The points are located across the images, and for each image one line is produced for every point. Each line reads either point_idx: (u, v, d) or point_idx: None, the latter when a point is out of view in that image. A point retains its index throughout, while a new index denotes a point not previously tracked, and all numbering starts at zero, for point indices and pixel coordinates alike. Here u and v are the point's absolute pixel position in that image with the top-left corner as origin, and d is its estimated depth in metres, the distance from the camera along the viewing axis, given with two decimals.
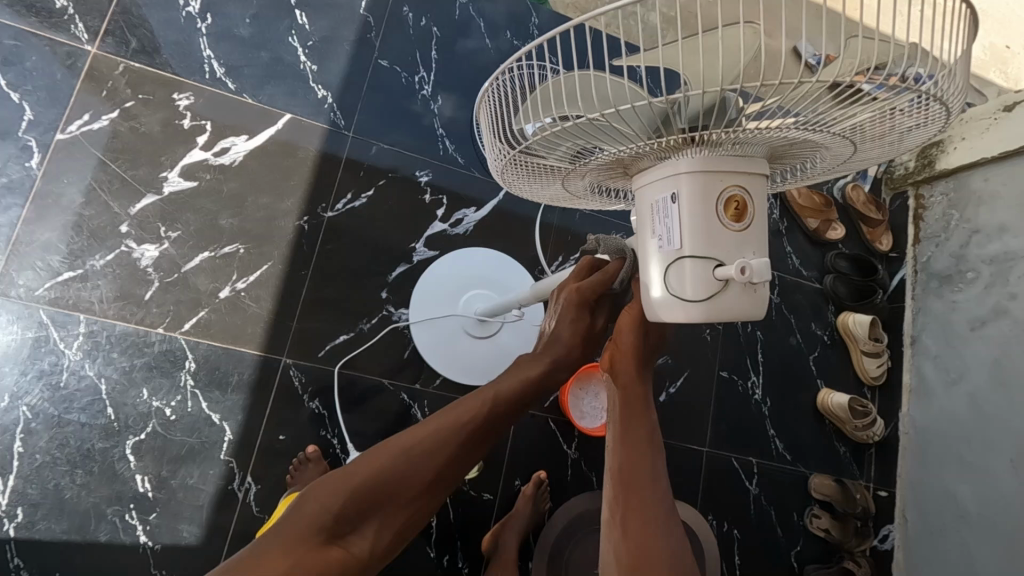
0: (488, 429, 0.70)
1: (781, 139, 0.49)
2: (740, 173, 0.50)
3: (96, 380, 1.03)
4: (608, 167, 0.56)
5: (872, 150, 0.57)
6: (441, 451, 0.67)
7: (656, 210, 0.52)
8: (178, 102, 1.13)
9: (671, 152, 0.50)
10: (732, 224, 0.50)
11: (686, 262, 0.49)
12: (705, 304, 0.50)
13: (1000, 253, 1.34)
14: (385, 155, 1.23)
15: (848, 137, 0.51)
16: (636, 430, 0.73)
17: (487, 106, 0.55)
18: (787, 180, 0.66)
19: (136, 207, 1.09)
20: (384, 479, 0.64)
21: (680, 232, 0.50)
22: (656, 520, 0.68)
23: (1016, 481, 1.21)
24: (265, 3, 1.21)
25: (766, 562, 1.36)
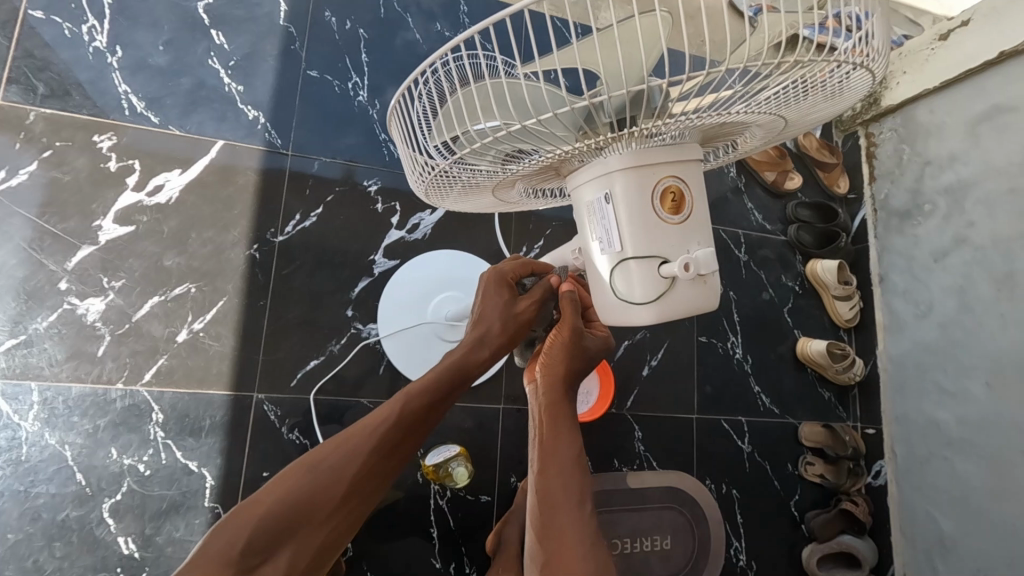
0: (408, 428, 0.73)
1: (708, 124, 0.49)
2: (672, 164, 0.49)
3: (60, 447, 0.98)
4: (537, 172, 0.55)
5: (804, 119, 0.57)
6: (358, 457, 0.69)
7: (593, 211, 0.52)
8: (100, 144, 1.07)
9: (600, 151, 0.49)
10: (671, 217, 0.50)
11: (630, 263, 0.50)
12: (654, 304, 0.50)
13: (953, 182, 1.36)
14: (329, 169, 1.19)
15: (775, 112, 0.51)
16: (559, 448, 0.79)
17: (402, 122, 0.53)
18: (725, 155, 0.65)
19: (73, 261, 1.03)
20: (299, 501, 0.64)
21: (619, 233, 0.50)
22: (580, 547, 0.71)
23: (994, 401, 1.25)
24: (177, 26, 1.15)
25: (767, 516, 1.38)
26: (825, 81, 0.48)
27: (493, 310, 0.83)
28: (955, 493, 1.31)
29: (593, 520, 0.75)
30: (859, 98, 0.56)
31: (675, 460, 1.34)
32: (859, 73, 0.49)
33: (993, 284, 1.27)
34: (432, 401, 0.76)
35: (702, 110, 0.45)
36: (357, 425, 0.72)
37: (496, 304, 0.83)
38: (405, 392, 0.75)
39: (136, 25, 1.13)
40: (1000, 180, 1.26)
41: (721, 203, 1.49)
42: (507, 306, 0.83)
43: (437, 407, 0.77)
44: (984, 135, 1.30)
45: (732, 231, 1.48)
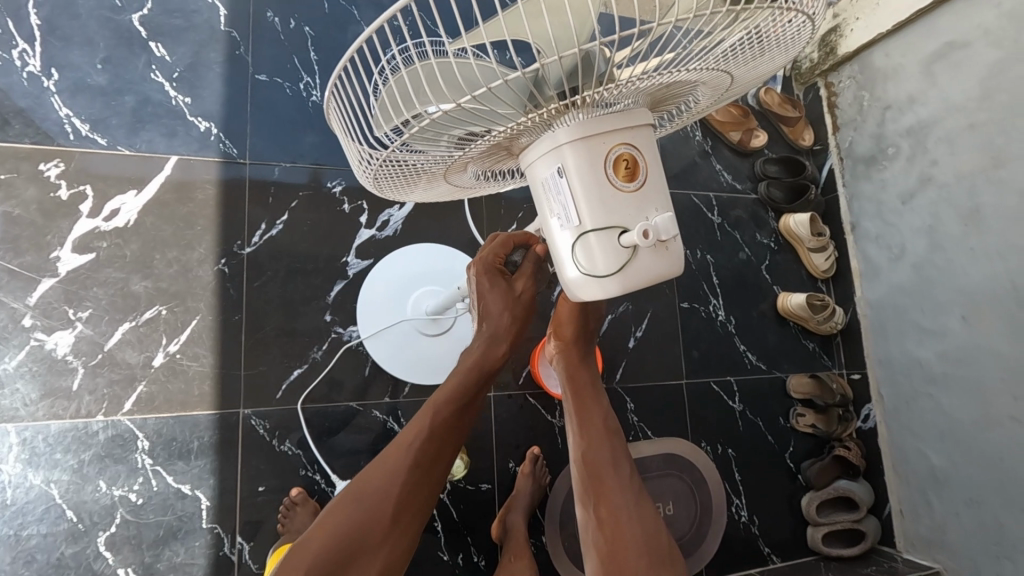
0: (438, 444, 0.74)
1: (654, 87, 0.48)
2: (623, 131, 0.49)
3: (46, 486, 0.96)
4: (489, 153, 0.55)
5: (751, 74, 0.57)
6: (393, 486, 0.70)
7: (548, 187, 0.51)
8: (48, 173, 1.03)
9: (549, 124, 0.48)
10: (626, 184, 0.49)
11: (589, 236, 0.49)
12: (617, 276, 0.49)
13: (914, 124, 1.38)
14: (290, 174, 1.16)
15: (722, 69, 0.51)
16: (592, 412, 0.83)
17: (339, 114, 0.52)
18: (678, 117, 0.65)
19: (34, 296, 1.00)
20: (346, 539, 0.68)
21: (576, 207, 0.49)
22: (626, 509, 0.76)
23: (971, 334, 1.28)
24: (113, 42, 1.10)
25: (765, 470, 1.40)
26: (767, 31, 0.47)
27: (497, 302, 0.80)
28: (942, 427, 1.34)
29: (634, 479, 0.80)
30: (802, 47, 0.55)
31: (669, 427, 1.35)
32: (799, 23, 0.49)
33: (961, 220, 1.29)
34: (458, 409, 0.76)
35: (647, 72, 0.44)
36: (387, 451, 0.74)
37: (495, 296, 0.80)
38: (429, 406, 0.75)
39: (69, 44, 1.08)
40: (959, 117, 1.28)
41: (689, 168, 1.49)
42: (507, 294, 0.81)
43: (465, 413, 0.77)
44: (939, 74, 1.31)
45: (703, 195, 1.49)
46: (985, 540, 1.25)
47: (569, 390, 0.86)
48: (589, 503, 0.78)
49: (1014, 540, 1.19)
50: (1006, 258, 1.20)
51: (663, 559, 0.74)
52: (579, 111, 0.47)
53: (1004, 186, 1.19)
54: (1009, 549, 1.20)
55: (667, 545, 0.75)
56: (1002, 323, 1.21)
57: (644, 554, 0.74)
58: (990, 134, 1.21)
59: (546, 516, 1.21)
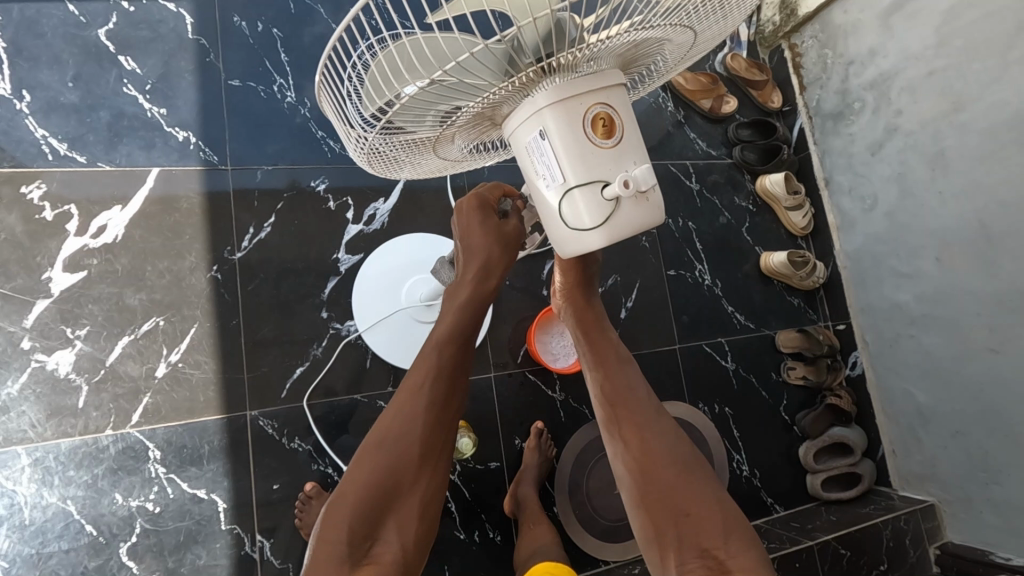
0: (445, 381, 0.75)
1: (624, 47, 0.51)
2: (598, 91, 0.52)
3: (62, 504, 0.97)
4: (473, 125, 0.57)
5: (712, 31, 0.59)
6: (411, 431, 0.72)
7: (532, 151, 0.53)
8: (30, 195, 1.03)
9: (527, 91, 0.51)
10: (605, 141, 0.52)
11: (574, 193, 0.52)
12: (603, 228, 0.52)
13: (876, 77, 1.42)
14: (273, 177, 1.17)
15: (687, 27, 0.54)
16: (603, 346, 0.87)
17: (328, 98, 0.53)
18: (648, 78, 0.67)
19: (30, 318, 1.00)
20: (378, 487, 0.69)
21: (561, 166, 0.51)
22: (650, 424, 0.78)
23: (945, 274, 1.33)
24: (81, 57, 1.10)
25: (762, 422, 1.45)
26: None
27: (482, 241, 0.79)
28: (925, 365, 1.39)
29: (651, 398, 0.81)
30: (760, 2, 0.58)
31: (666, 390, 1.39)
32: None
33: (927, 164, 1.33)
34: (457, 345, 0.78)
35: (616, 32, 0.46)
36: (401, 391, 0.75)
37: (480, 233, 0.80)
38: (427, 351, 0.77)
39: (37, 64, 1.07)
40: (919, 66, 1.32)
41: (665, 139, 1.52)
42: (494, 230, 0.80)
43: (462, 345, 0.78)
44: (896, 25, 1.35)
45: (680, 164, 1.52)
46: (973, 468, 1.30)
47: (580, 332, 0.91)
48: (613, 429, 0.80)
49: (1000, 465, 1.25)
50: (973, 197, 1.25)
51: (691, 466, 0.75)
52: (554, 76, 0.50)
53: (967, 128, 1.24)
54: (996, 474, 1.26)
55: (696, 454, 0.76)
56: (973, 260, 1.27)
57: (673, 462, 0.75)
58: (950, 79, 1.26)
59: (555, 487, 1.25)
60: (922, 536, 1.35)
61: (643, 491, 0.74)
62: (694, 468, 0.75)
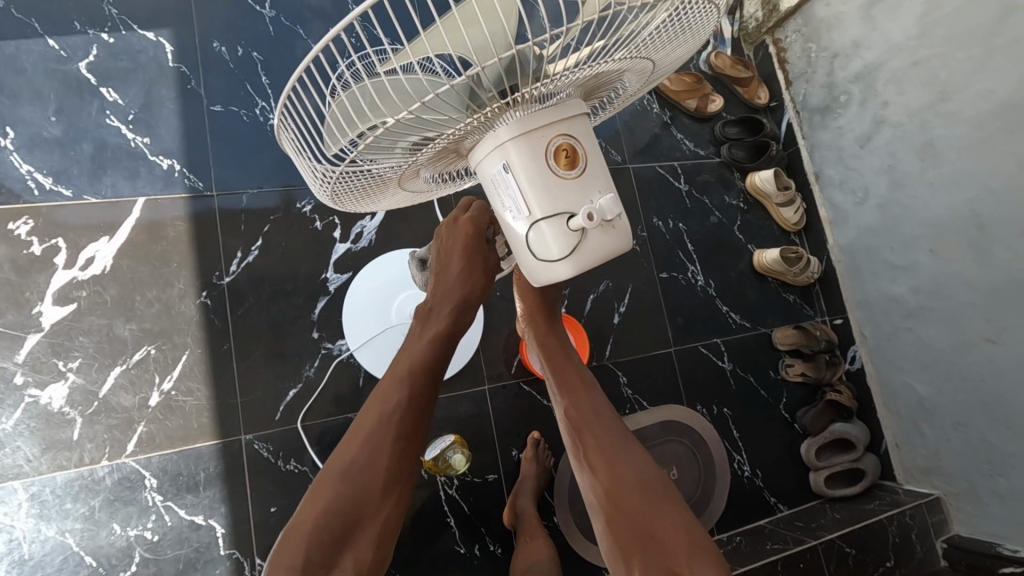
0: (411, 406, 0.75)
1: (583, 78, 0.51)
2: (560, 123, 0.52)
3: (60, 537, 0.97)
4: (437, 157, 0.57)
5: (672, 58, 0.60)
6: (375, 454, 0.72)
7: (497, 184, 0.53)
8: (17, 231, 1.04)
9: (489, 125, 0.51)
10: (568, 172, 0.52)
11: (541, 224, 0.52)
12: (570, 259, 0.52)
13: (861, 69, 1.41)
14: (258, 200, 1.17)
15: (645, 56, 0.54)
16: (569, 372, 0.88)
17: (290, 137, 0.52)
18: (613, 104, 0.68)
19: (21, 354, 1.01)
20: (343, 516, 0.68)
21: (527, 199, 0.51)
22: (617, 451, 0.78)
23: (940, 264, 1.31)
24: (62, 91, 1.11)
25: (762, 422, 1.44)
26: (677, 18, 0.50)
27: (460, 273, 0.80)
28: (924, 357, 1.38)
29: (617, 423, 0.82)
30: (716, 28, 0.58)
31: (663, 394, 1.38)
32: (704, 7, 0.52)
33: (916, 155, 1.32)
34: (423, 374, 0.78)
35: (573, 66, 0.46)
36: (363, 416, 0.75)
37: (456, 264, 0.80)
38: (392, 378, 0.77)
39: (19, 101, 1.08)
40: (903, 57, 1.31)
41: (652, 141, 1.52)
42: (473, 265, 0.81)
43: (437, 368, 0.79)
44: (879, 17, 1.35)
45: (667, 165, 1.52)
46: (977, 459, 1.29)
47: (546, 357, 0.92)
48: (581, 455, 0.80)
49: (1003, 456, 1.23)
50: (963, 186, 1.24)
51: (659, 493, 0.74)
52: (516, 109, 0.50)
53: (953, 117, 1.23)
54: (1000, 465, 1.24)
55: (663, 479, 0.76)
56: (966, 251, 1.25)
57: (639, 488, 0.74)
58: (934, 69, 1.25)
59: (555, 497, 1.24)
60: (928, 527, 1.33)
61: (611, 518, 0.74)
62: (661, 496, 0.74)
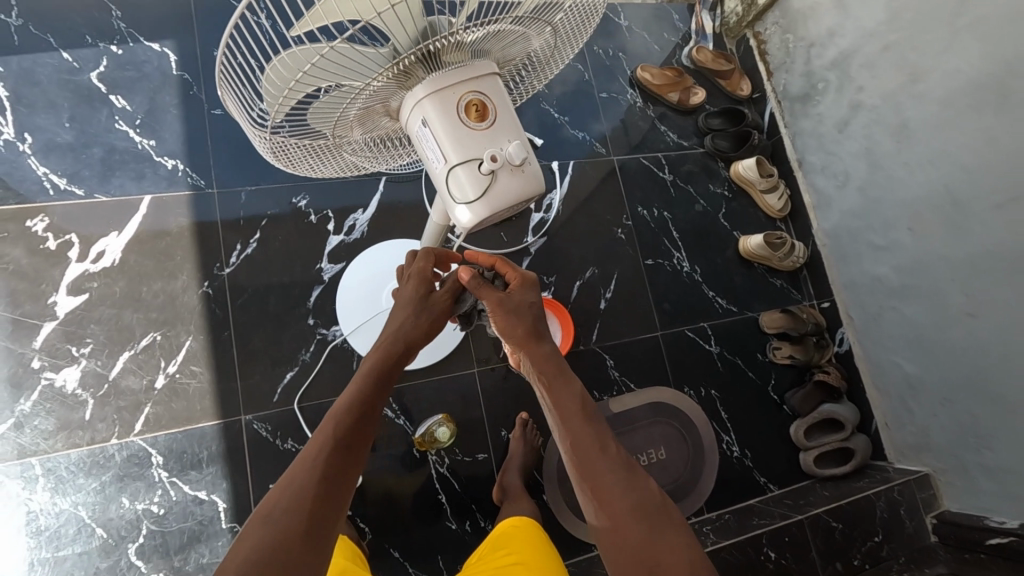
0: (359, 425, 0.65)
1: (485, 39, 0.57)
2: (470, 80, 0.58)
3: (73, 510, 1.04)
4: (367, 112, 0.62)
5: (573, 28, 0.66)
6: (317, 474, 0.58)
7: (420, 138, 0.60)
8: (34, 228, 1.13)
9: (405, 80, 0.57)
10: (478, 124, 0.59)
11: (457, 170, 0.59)
12: (482, 199, 0.60)
13: (837, 56, 1.45)
14: (256, 197, 1.25)
15: (548, 29, 0.62)
16: (565, 407, 0.71)
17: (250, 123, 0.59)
18: (530, 75, 0.75)
19: (38, 340, 1.09)
20: (299, 493, 0.56)
21: (443, 151, 0.59)
22: (620, 478, 0.67)
23: (919, 242, 1.33)
24: (75, 100, 1.20)
25: (749, 403, 1.47)
26: None
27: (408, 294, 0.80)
28: (909, 335, 1.39)
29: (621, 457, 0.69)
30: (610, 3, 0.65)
31: (650, 376, 1.42)
32: None
33: (892, 136, 1.35)
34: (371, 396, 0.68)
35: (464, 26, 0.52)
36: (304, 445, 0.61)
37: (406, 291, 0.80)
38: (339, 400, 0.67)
39: (36, 109, 1.17)
40: (874, 42, 1.35)
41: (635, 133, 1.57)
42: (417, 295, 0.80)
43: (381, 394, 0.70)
44: (851, 5, 1.39)
45: (652, 156, 1.57)
46: (964, 434, 1.30)
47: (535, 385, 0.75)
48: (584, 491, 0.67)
49: (988, 429, 1.24)
50: (936, 165, 1.27)
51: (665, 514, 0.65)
52: (425, 69, 0.56)
53: (925, 97, 1.26)
54: (985, 439, 1.25)
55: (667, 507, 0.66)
56: (943, 227, 1.27)
57: (645, 516, 0.64)
58: (904, 52, 1.29)
59: (544, 476, 1.28)
60: (918, 504, 1.34)
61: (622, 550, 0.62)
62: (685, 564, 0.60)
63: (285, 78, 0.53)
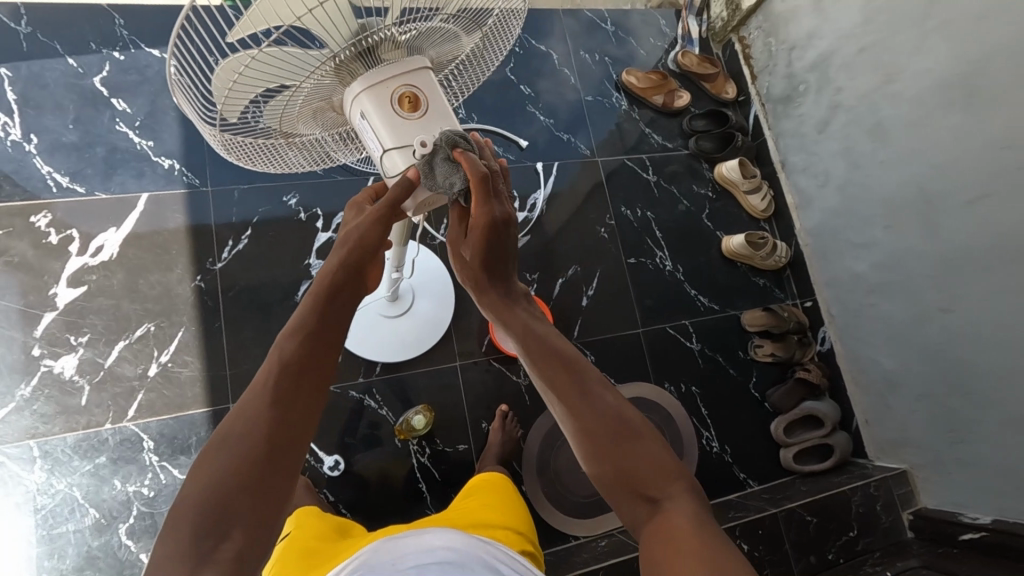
0: (309, 359, 0.57)
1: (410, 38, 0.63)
2: (403, 74, 0.63)
3: (68, 490, 1.09)
4: (313, 107, 0.67)
5: (495, 27, 0.72)
6: (266, 417, 0.52)
7: (361, 129, 0.65)
8: (38, 223, 1.19)
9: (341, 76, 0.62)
10: (412, 114, 0.64)
11: (393, 155, 0.64)
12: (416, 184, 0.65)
13: (816, 58, 1.48)
14: (248, 195, 1.30)
15: (468, 27, 0.68)
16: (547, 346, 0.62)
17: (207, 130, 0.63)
18: (467, 73, 0.81)
19: (39, 329, 1.15)
20: (245, 439, 0.51)
21: (379, 138, 0.64)
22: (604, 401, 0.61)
23: (896, 240, 1.35)
24: (80, 103, 1.26)
25: (730, 400, 1.49)
26: None
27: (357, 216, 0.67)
28: (888, 331, 1.41)
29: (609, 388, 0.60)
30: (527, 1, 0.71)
31: (631, 372, 1.45)
32: None
33: (869, 136, 1.38)
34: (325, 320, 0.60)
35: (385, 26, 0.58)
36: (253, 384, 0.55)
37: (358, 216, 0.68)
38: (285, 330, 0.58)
39: (42, 111, 1.24)
40: (851, 44, 1.38)
41: (619, 135, 1.61)
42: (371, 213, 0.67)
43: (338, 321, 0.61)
44: (828, 8, 1.42)
45: (636, 158, 1.60)
46: (940, 429, 1.31)
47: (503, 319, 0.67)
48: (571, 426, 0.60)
49: (963, 423, 1.25)
50: (910, 163, 1.29)
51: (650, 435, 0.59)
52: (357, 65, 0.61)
53: (899, 97, 1.29)
54: (960, 433, 1.26)
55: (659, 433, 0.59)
56: (918, 225, 1.29)
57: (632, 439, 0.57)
58: (879, 54, 1.32)
59: (524, 467, 1.31)
60: (895, 501, 1.35)
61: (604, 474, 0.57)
62: (665, 484, 0.55)
63: (225, 79, 0.58)
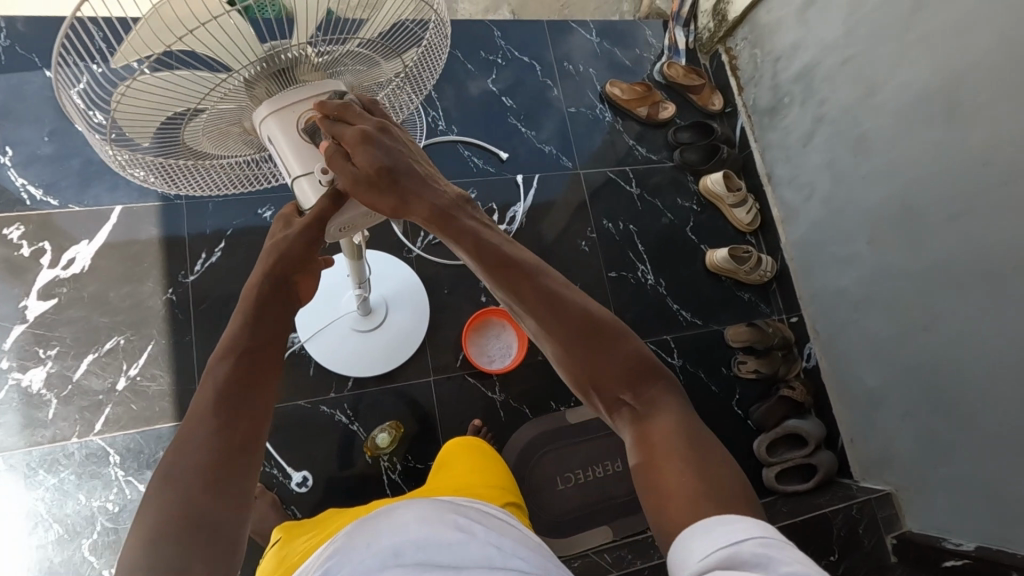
0: (249, 376, 0.56)
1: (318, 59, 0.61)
2: (312, 98, 0.62)
3: (33, 504, 1.08)
4: (227, 126, 0.65)
5: (418, 45, 0.71)
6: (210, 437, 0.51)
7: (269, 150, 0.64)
8: (10, 236, 1.19)
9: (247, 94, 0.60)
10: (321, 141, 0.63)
11: (301, 182, 0.64)
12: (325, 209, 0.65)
13: (800, 70, 1.46)
14: (223, 208, 1.30)
15: (384, 47, 0.66)
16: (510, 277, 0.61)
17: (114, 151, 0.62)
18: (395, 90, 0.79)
19: (9, 342, 1.15)
20: (196, 457, 0.50)
21: (286, 163, 0.63)
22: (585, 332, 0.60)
23: (878, 256, 1.32)
24: (57, 115, 1.27)
25: (711, 417, 1.46)
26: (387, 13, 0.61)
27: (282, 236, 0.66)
28: (871, 349, 1.37)
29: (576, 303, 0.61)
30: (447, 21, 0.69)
31: None
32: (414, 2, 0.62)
33: (852, 149, 1.35)
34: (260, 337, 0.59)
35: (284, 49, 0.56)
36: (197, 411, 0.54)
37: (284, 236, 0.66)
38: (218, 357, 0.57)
39: (20, 123, 1.25)
40: (834, 56, 1.35)
41: (602, 147, 1.59)
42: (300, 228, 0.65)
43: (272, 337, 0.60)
44: (812, 20, 1.40)
45: (619, 170, 1.58)
46: (922, 450, 1.27)
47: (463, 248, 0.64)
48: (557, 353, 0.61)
49: (945, 444, 1.22)
50: (892, 177, 1.26)
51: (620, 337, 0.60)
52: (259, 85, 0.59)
53: (881, 110, 1.26)
54: (943, 454, 1.23)
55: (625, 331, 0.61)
56: (900, 240, 1.26)
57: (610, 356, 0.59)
58: (861, 66, 1.29)
59: None
60: (878, 522, 1.30)
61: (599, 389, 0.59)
62: (640, 392, 0.58)
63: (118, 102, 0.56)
